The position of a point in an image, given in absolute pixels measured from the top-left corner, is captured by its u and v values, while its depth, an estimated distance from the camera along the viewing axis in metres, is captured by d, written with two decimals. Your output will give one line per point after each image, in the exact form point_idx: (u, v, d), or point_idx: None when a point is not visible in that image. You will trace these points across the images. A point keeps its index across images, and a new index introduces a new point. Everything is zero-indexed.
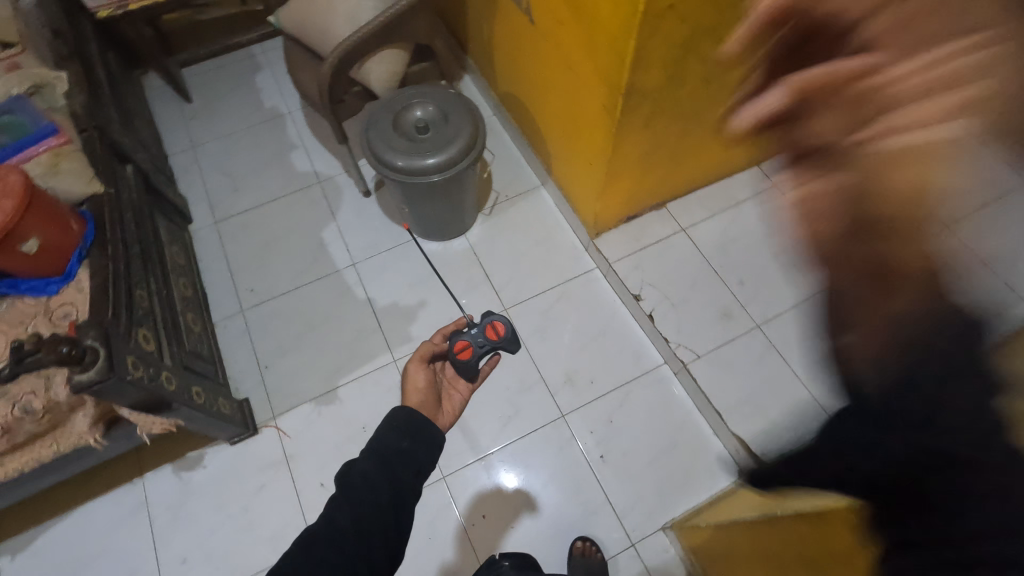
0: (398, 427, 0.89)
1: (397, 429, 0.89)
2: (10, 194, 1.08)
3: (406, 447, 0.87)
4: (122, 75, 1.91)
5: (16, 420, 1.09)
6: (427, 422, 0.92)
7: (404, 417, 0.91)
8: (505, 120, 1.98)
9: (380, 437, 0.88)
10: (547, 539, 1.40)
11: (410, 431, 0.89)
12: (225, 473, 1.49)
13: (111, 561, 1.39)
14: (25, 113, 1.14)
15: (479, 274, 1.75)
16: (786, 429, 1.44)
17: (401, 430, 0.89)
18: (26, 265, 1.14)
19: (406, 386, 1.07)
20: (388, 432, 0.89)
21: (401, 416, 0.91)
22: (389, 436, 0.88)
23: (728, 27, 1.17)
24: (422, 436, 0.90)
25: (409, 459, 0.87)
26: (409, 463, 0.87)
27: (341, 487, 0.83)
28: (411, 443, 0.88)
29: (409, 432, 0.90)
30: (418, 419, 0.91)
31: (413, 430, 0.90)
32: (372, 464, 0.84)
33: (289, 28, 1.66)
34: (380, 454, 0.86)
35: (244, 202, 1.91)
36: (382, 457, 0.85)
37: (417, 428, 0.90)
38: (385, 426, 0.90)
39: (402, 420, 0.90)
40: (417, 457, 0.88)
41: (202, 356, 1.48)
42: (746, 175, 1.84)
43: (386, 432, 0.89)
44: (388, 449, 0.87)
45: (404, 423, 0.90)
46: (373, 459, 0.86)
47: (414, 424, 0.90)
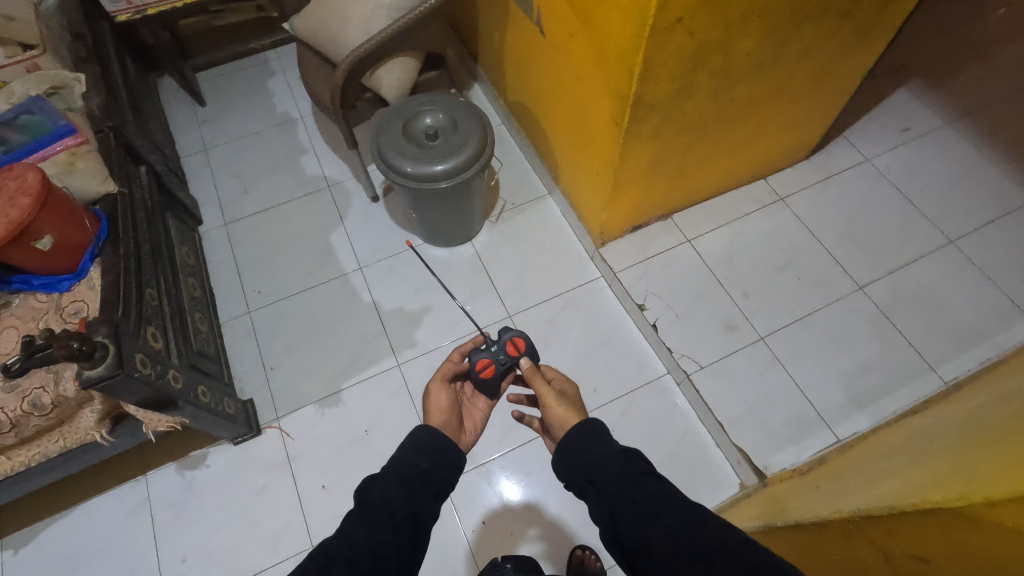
0: (420, 447, 0.90)
1: (417, 448, 0.90)
2: (27, 192, 1.10)
3: (426, 468, 0.88)
4: (138, 78, 1.95)
5: (24, 414, 1.12)
6: (452, 447, 0.93)
7: (427, 436, 0.92)
8: (513, 129, 2.00)
9: (400, 456, 0.89)
10: (547, 548, 1.39)
11: (429, 451, 0.90)
12: (228, 473, 1.50)
13: (112, 557, 1.40)
14: (45, 113, 1.25)
15: (484, 281, 1.76)
16: (788, 442, 1.44)
17: (423, 450, 0.90)
18: (41, 262, 1.16)
19: (428, 407, 1.05)
20: (411, 452, 0.89)
21: (424, 435, 0.92)
22: (409, 454, 0.89)
23: (735, 41, 1.18)
24: (444, 457, 0.91)
25: (428, 479, 0.87)
26: (428, 483, 0.87)
27: (359, 504, 0.81)
28: (431, 463, 0.89)
29: (431, 451, 0.90)
30: (439, 437, 0.93)
31: (435, 450, 0.91)
32: (393, 480, 0.84)
33: (303, 34, 1.68)
34: (399, 471, 0.86)
35: (254, 205, 1.93)
36: (403, 475, 0.85)
37: (441, 451, 0.91)
38: (406, 444, 0.91)
39: (423, 439, 0.91)
40: (435, 477, 0.88)
41: (209, 356, 1.49)
42: (752, 187, 1.85)
43: (409, 451, 0.89)
44: (407, 467, 0.87)
45: (427, 443, 0.91)
46: (391, 475, 0.85)
47: (434, 444, 0.92)
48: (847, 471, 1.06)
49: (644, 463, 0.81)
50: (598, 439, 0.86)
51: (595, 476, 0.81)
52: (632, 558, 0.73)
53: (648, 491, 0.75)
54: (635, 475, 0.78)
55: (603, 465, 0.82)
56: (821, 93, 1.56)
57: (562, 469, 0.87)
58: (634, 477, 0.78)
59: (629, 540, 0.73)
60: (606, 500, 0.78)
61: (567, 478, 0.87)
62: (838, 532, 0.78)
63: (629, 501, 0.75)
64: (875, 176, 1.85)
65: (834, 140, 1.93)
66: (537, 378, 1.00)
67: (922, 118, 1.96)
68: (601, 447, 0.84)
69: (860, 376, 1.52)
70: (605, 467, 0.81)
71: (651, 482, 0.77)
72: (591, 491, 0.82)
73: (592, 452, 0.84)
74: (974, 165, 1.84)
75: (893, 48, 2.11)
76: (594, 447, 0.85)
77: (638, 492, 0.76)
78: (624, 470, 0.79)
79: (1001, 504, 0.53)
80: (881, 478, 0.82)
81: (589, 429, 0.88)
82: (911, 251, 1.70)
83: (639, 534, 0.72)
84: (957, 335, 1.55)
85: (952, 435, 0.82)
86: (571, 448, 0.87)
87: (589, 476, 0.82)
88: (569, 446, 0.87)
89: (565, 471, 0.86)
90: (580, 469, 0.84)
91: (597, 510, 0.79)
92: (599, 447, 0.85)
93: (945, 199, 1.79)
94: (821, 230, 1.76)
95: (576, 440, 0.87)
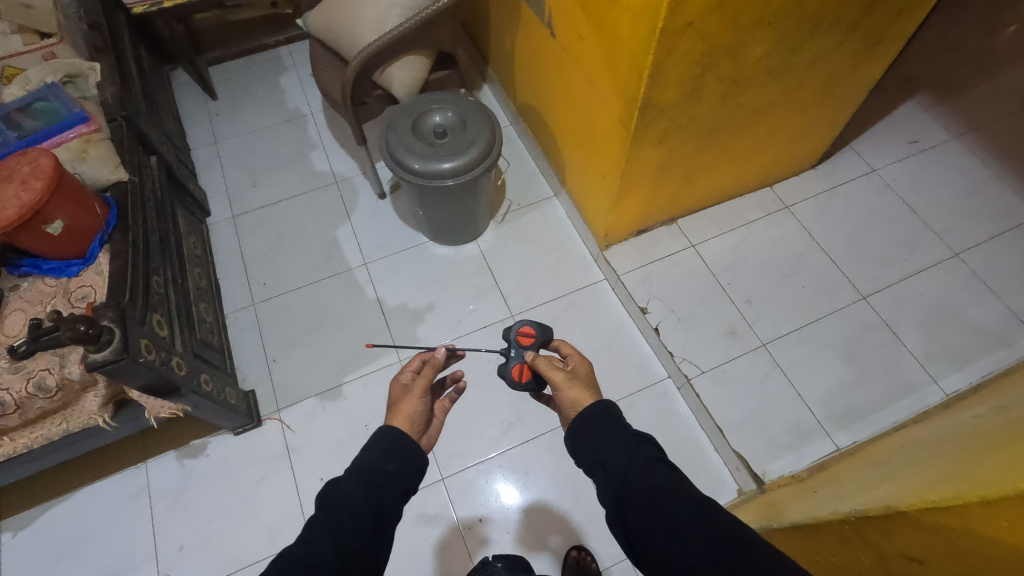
0: (386, 450, 0.86)
1: (383, 451, 0.86)
2: (40, 175, 1.11)
3: (392, 469, 0.84)
4: (152, 69, 1.97)
5: (29, 396, 1.13)
6: (415, 446, 0.89)
7: (392, 438, 0.88)
8: (522, 130, 2.01)
9: (365, 459, 0.85)
10: (542, 549, 1.39)
11: (395, 453, 0.86)
12: (228, 463, 1.50)
13: (110, 542, 1.41)
14: (61, 100, 1.31)
15: (488, 280, 1.77)
16: (787, 450, 1.44)
17: (388, 452, 0.86)
18: (48, 246, 1.17)
19: (398, 410, 0.94)
20: (376, 454, 0.85)
21: (387, 437, 0.88)
22: (374, 457, 0.85)
23: (745, 48, 1.19)
24: (410, 458, 0.87)
25: (394, 480, 0.84)
26: (393, 485, 0.84)
27: (320, 509, 0.78)
28: (397, 464, 0.85)
29: (395, 452, 0.86)
30: (402, 437, 0.88)
31: (401, 451, 0.87)
32: (357, 486, 0.81)
33: (317, 31, 1.70)
34: (364, 475, 0.82)
35: (262, 198, 1.94)
36: (367, 479, 0.82)
37: (407, 452, 0.87)
38: (371, 446, 0.87)
39: (388, 441, 0.87)
40: (401, 479, 0.85)
41: (212, 346, 1.50)
42: (758, 195, 1.85)
43: (374, 454, 0.85)
44: (372, 471, 0.83)
45: (393, 445, 0.87)
46: (356, 478, 0.82)
47: (401, 445, 0.87)
48: (846, 476, 1.06)
49: (656, 449, 0.80)
50: (611, 421, 0.84)
51: (605, 458, 0.80)
52: (635, 540, 0.73)
53: (657, 480, 0.74)
54: (646, 461, 0.77)
55: (613, 447, 0.81)
56: (829, 103, 1.57)
57: (572, 448, 0.86)
58: (646, 462, 0.77)
59: (635, 524, 0.73)
60: (616, 482, 0.77)
61: (578, 456, 0.86)
62: (834, 532, 0.79)
63: (637, 488, 0.75)
64: (882, 187, 1.85)
65: (842, 150, 1.93)
66: (545, 362, 0.99)
67: (930, 132, 1.96)
68: (613, 429, 0.83)
69: (861, 387, 1.52)
70: (617, 450, 0.80)
71: (663, 470, 0.76)
72: (599, 472, 0.81)
73: (605, 433, 0.83)
74: (980, 179, 1.85)
75: (903, 61, 2.11)
76: (608, 428, 0.83)
77: (647, 479, 0.75)
78: (634, 456, 0.78)
79: (995, 503, 0.53)
80: (881, 483, 0.82)
81: (605, 409, 0.86)
82: (915, 262, 1.70)
83: (643, 522, 0.72)
84: (959, 348, 1.55)
85: (952, 442, 0.82)
86: (583, 427, 0.85)
87: (600, 458, 0.81)
88: (581, 425, 0.85)
89: (576, 450, 0.85)
90: (591, 449, 0.83)
91: (604, 491, 0.79)
92: (612, 428, 0.83)
93: (951, 212, 1.79)
94: (826, 239, 1.76)
95: (591, 419, 0.85)
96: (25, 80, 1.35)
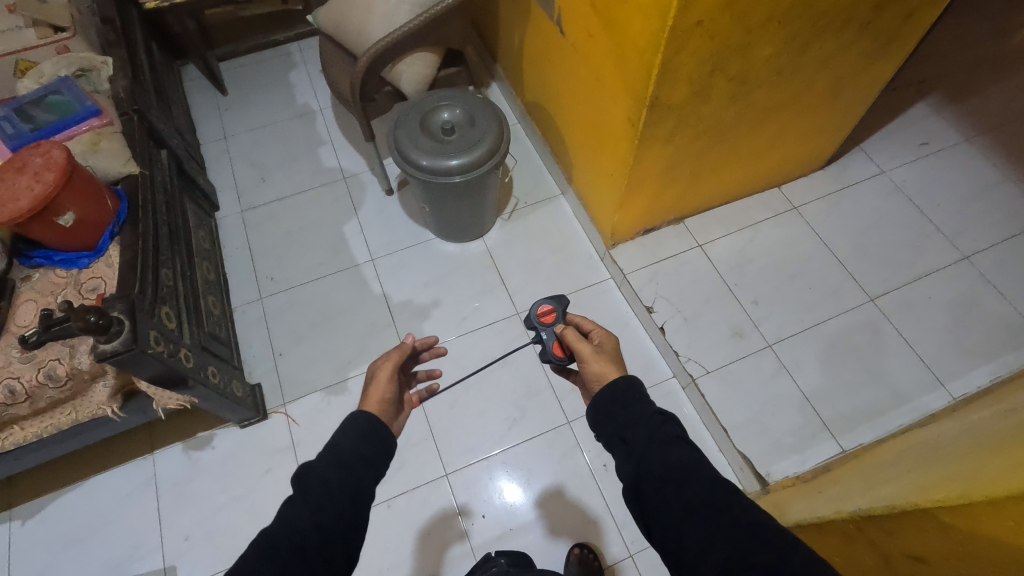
0: (360, 433, 0.85)
1: (358, 435, 0.85)
2: (53, 168, 1.13)
3: (367, 453, 0.84)
4: (163, 64, 1.99)
5: (39, 385, 1.14)
6: (385, 429, 0.88)
7: (364, 421, 0.86)
8: (529, 128, 2.02)
9: (339, 441, 0.84)
10: (544, 545, 1.40)
11: (369, 436, 0.85)
12: (234, 455, 1.52)
13: (117, 532, 1.42)
14: (73, 94, 1.34)
15: (494, 277, 1.77)
16: (792, 450, 1.44)
17: (362, 436, 0.85)
18: (60, 238, 1.18)
19: (368, 394, 0.95)
20: (350, 437, 0.84)
21: (361, 421, 0.86)
22: (348, 441, 0.84)
23: (755, 47, 1.18)
24: (383, 443, 0.86)
25: (371, 463, 0.83)
26: (369, 468, 0.83)
27: (298, 490, 0.77)
28: (372, 448, 0.85)
29: (369, 436, 0.85)
30: (377, 421, 0.87)
31: (375, 436, 0.86)
32: (334, 469, 0.80)
33: (327, 27, 1.71)
34: (341, 459, 0.81)
35: (271, 193, 1.96)
36: (345, 463, 0.81)
37: (380, 435, 0.86)
38: (346, 428, 0.85)
39: (362, 423, 0.86)
40: (377, 462, 0.85)
41: (220, 339, 1.51)
42: (765, 196, 1.84)
43: (348, 436, 0.84)
44: (349, 455, 0.82)
45: (366, 428, 0.86)
46: (330, 459, 0.81)
47: (374, 431, 0.86)
48: (853, 477, 1.06)
49: (679, 429, 0.79)
50: (633, 396, 0.84)
51: (626, 433, 0.80)
52: (649, 514, 0.73)
53: (677, 458, 0.74)
54: (667, 439, 0.77)
55: (635, 424, 0.80)
56: (840, 103, 1.56)
57: (594, 421, 0.87)
58: (666, 440, 0.77)
59: (651, 499, 0.73)
60: (635, 456, 0.77)
61: (599, 430, 0.86)
62: (841, 532, 0.80)
63: (657, 464, 0.74)
64: (891, 188, 1.84)
65: (850, 152, 1.92)
66: (572, 334, 1.00)
67: (940, 134, 1.95)
68: (637, 406, 0.82)
69: (868, 389, 1.51)
70: (638, 425, 0.80)
71: (682, 448, 0.76)
72: (620, 447, 0.81)
73: (628, 409, 0.83)
74: (991, 182, 1.83)
75: (914, 62, 2.10)
76: (630, 405, 0.83)
77: (666, 457, 0.75)
78: (657, 432, 0.78)
79: (1001, 503, 0.54)
80: (887, 483, 0.82)
81: (627, 386, 0.85)
82: (924, 265, 1.69)
83: (659, 499, 0.72)
84: (969, 351, 1.54)
85: (958, 443, 0.82)
86: (607, 402, 0.85)
87: (621, 432, 0.81)
88: (603, 401, 0.86)
89: (598, 424, 0.85)
90: (613, 424, 0.83)
91: (623, 465, 0.79)
92: (634, 404, 0.83)
93: (962, 215, 1.77)
94: (834, 241, 1.75)
95: (615, 392, 0.85)
96: (38, 74, 1.37)
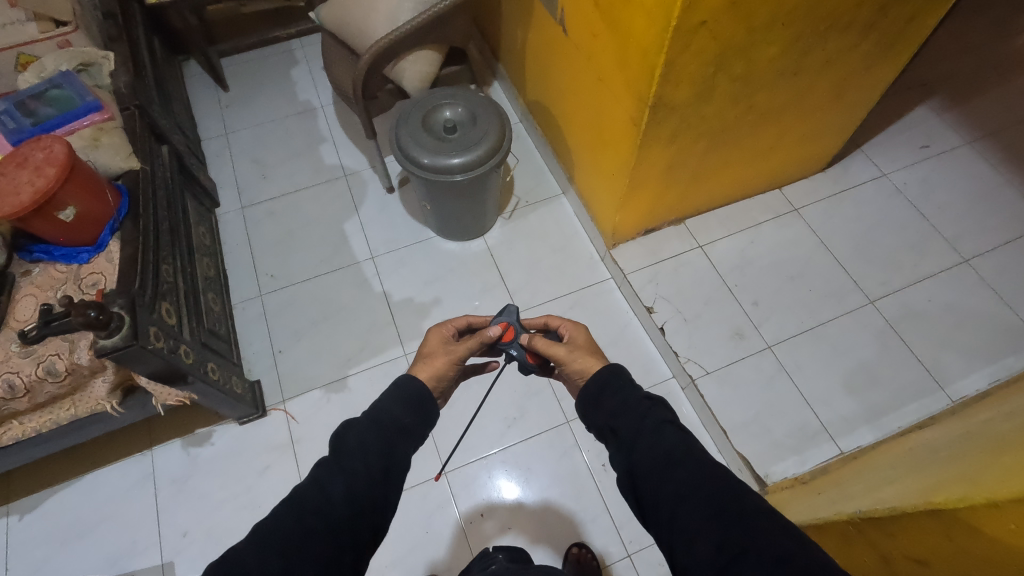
0: (406, 401, 0.86)
1: (402, 402, 0.86)
2: (54, 162, 1.13)
3: (409, 422, 0.84)
4: (164, 59, 1.98)
5: (38, 379, 1.13)
6: (431, 403, 0.89)
7: (412, 389, 0.87)
8: (531, 128, 2.02)
9: (384, 406, 0.85)
10: (542, 542, 1.40)
11: (413, 405, 0.86)
12: (232, 452, 1.51)
13: (115, 527, 1.42)
14: (74, 88, 1.33)
15: (494, 276, 1.77)
16: (792, 452, 1.44)
17: (409, 404, 0.86)
18: (60, 233, 1.17)
19: (429, 363, 0.95)
20: (395, 403, 0.85)
21: (408, 388, 0.88)
22: (394, 406, 0.84)
23: (758, 48, 1.18)
24: (427, 413, 0.88)
25: (410, 433, 0.84)
26: (407, 438, 0.83)
27: (335, 452, 0.77)
28: (414, 418, 0.85)
29: (414, 405, 0.86)
30: (424, 393, 0.88)
31: (418, 404, 0.87)
32: (373, 430, 0.80)
33: (329, 24, 1.70)
34: (380, 423, 0.82)
35: (271, 190, 1.95)
36: (384, 427, 0.81)
37: (423, 405, 0.88)
38: (394, 393, 0.87)
39: (409, 392, 0.87)
40: (416, 433, 0.85)
41: (219, 335, 1.50)
42: (766, 197, 1.84)
43: (394, 403, 0.85)
44: (390, 421, 0.83)
45: (413, 397, 0.87)
46: (370, 424, 0.81)
47: (419, 399, 0.88)
48: (854, 478, 1.06)
49: (668, 414, 0.80)
50: (622, 385, 0.85)
51: (616, 423, 0.81)
52: (643, 502, 0.73)
53: (668, 444, 0.74)
54: (657, 424, 0.77)
55: (625, 413, 0.81)
56: (842, 105, 1.56)
57: (585, 414, 0.87)
58: (655, 427, 0.77)
59: (644, 487, 0.72)
60: (626, 447, 0.77)
61: (590, 422, 0.87)
62: (841, 532, 0.80)
63: (648, 452, 0.74)
64: (892, 191, 1.84)
65: (852, 154, 1.92)
66: (543, 342, 1.00)
67: (941, 137, 1.95)
68: (625, 393, 0.83)
69: (866, 391, 1.51)
70: (629, 413, 0.80)
71: (673, 433, 0.76)
72: (611, 437, 0.82)
73: (617, 397, 0.83)
74: (992, 185, 1.84)
75: (916, 65, 2.10)
76: (618, 393, 0.84)
77: (657, 443, 0.75)
78: (646, 419, 0.78)
79: (1002, 506, 0.54)
80: (888, 484, 0.83)
81: (613, 373, 0.86)
82: (924, 268, 1.69)
83: (651, 486, 0.72)
84: (969, 354, 1.54)
85: (958, 446, 0.82)
86: (596, 391, 0.86)
87: (611, 423, 0.82)
88: (591, 391, 0.86)
89: (588, 415, 0.86)
90: (603, 415, 0.84)
91: (615, 455, 0.79)
92: (624, 392, 0.84)
93: (962, 217, 1.78)
94: (835, 243, 1.75)
95: (601, 384, 0.86)
96: (39, 67, 1.35)
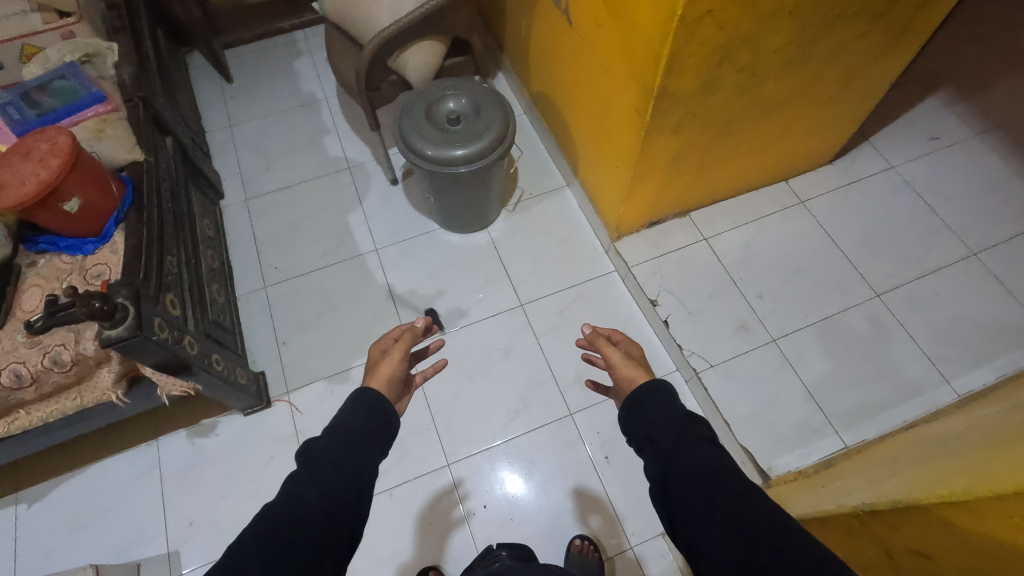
0: (364, 408, 0.87)
1: (364, 411, 0.87)
2: (58, 154, 1.13)
3: (372, 428, 0.85)
4: (168, 51, 1.98)
5: (45, 369, 1.14)
6: (391, 410, 0.91)
7: (369, 398, 0.89)
8: (534, 119, 2.01)
9: (347, 417, 0.86)
10: (544, 534, 1.40)
11: (376, 414, 0.88)
12: (237, 441, 1.53)
13: (120, 517, 1.43)
14: (78, 79, 1.30)
15: (498, 269, 1.77)
16: (795, 445, 1.43)
17: (365, 412, 0.87)
18: (67, 225, 1.18)
19: (376, 371, 0.96)
20: (355, 414, 0.86)
21: (367, 398, 0.89)
22: (355, 416, 0.86)
23: (765, 38, 1.17)
24: (386, 420, 0.88)
25: (373, 438, 0.85)
26: (372, 443, 0.85)
27: (303, 465, 0.77)
28: (376, 424, 0.87)
29: (374, 413, 0.88)
30: (380, 398, 0.90)
31: (378, 413, 0.88)
32: (337, 441, 0.81)
33: (332, 14, 1.70)
34: (345, 433, 0.83)
35: (275, 182, 1.95)
36: (349, 436, 0.83)
37: (382, 410, 0.89)
38: (349, 407, 0.87)
39: (366, 401, 0.88)
40: (380, 438, 0.86)
41: (224, 327, 1.51)
42: (772, 189, 1.83)
43: (354, 414, 0.86)
44: (353, 429, 0.84)
45: (371, 406, 0.88)
46: (334, 434, 0.83)
47: (379, 407, 0.89)
48: (857, 471, 1.05)
49: (708, 431, 0.79)
50: (667, 398, 0.85)
51: (654, 434, 0.81)
52: (674, 509, 0.73)
53: (704, 458, 0.74)
54: (695, 439, 0.77)
55: (665, 424, 0.81)
56: (849, 96, 1.54)
57: (624, 424, 0.88)
58: (693, 441, 0.77)
59: (676, 497, 0.72)
60: (662, 456, 0.78)
61: (629, 434, 0.87)
62: (844, 525, 0.80)
63: (685, 463, 0.74)
64: (900, 184, 1.83)
65: (859, 146, 1.90)
66: (602, 340, 1.00)
67: (950, 128, 1.93)
68: (667, 405, 0.84)
69: (870, 384, 1.50)
70: (669, 426, 0.80)
71: (711, 448, 0.75)
72: (648, 447, 0.82)
73: (657, 411, 0.84)
74: (1001, 178, 1.81)
75: (924, 56, 2.07)
76: (661, 405, 0.84)
77: (694, 456, 0.74)
78: (684, 432, 0.78)
79: (1005, 499, 0.54)
80: (892, 476, 0.82)
81: (656, 388, 0.87)
82: (931, 261, 1.68)
83: (683, 495, 0.72)
84: (975, 349, 1.53)
85: (965, 439, 0.81)
86: (638, 403, 0.86)
87: (650, 433, 0.82)
88: (635, 402, 0.87)
89: (628, 425, 0.86)
90: (642, 425, 0.84)
91: (651, 464, 0.79)
92: (666, 405, 0.84)
93: (971, 211, 1.76)
94: (840, 235, 1.74)
95: (645, 396, 0.86)
96: (43, 59, 1.32)
